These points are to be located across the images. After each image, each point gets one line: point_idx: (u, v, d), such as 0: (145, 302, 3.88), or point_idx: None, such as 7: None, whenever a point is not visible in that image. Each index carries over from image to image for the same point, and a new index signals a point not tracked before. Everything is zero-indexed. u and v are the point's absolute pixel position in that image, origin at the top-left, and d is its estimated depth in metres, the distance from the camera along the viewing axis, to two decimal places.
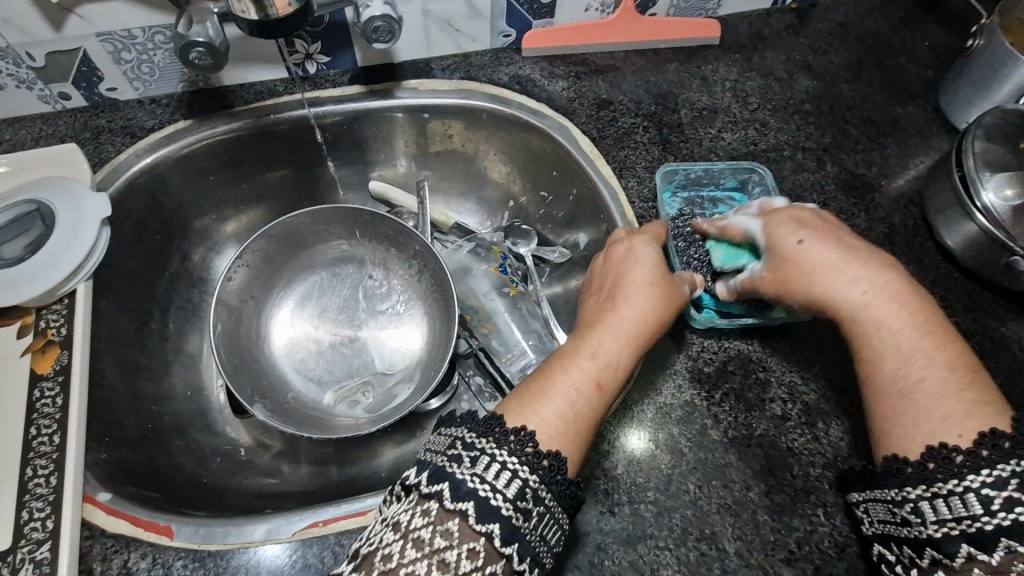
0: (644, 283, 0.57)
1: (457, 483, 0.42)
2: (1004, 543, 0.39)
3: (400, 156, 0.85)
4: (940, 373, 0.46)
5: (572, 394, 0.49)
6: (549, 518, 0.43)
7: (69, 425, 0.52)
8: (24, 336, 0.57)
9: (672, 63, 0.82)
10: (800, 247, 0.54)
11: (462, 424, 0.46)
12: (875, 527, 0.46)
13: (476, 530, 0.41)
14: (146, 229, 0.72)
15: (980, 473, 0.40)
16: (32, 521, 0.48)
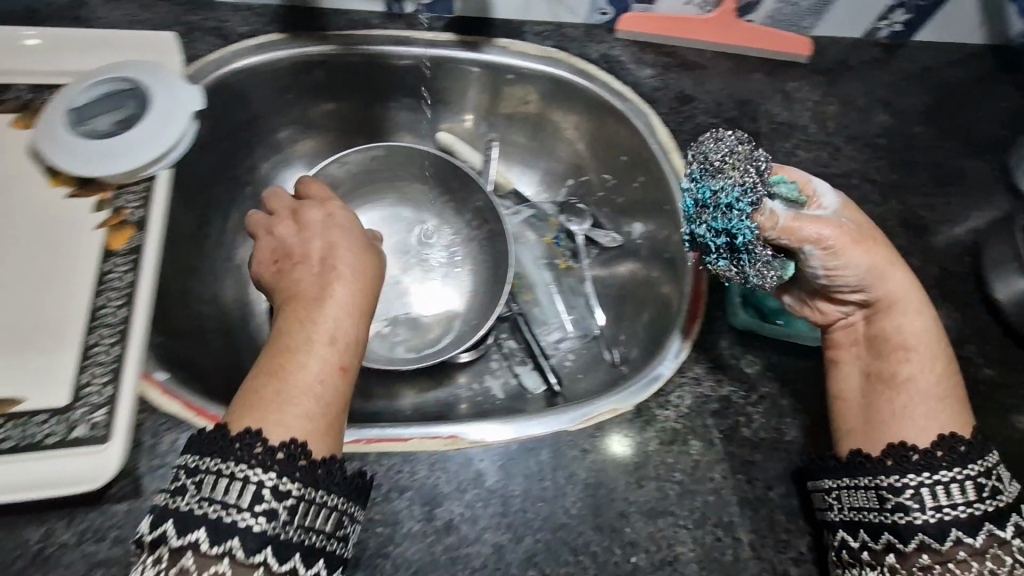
0: (358, 259, 0.55)
1: (183, 515, 0.40)
2: (988, 528, 0.46)
3: (470, 112, 0.85)
4: (930, 377, 0.50)
5: (313, 387, 0.47)
6: (304, 505, 0.42)
7: (136, 302, 0.53)
8: (101, 210, 0.57)
9: (757, 72, 0.83)
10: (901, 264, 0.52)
11: (188, 447, 0.43)
12: (841, 513, 0.50)
13: (212, 554, 0.40)
14: (220, 133, 0.72)
15: (929, 470, 0.47)
16: (91, 384, 0.49)
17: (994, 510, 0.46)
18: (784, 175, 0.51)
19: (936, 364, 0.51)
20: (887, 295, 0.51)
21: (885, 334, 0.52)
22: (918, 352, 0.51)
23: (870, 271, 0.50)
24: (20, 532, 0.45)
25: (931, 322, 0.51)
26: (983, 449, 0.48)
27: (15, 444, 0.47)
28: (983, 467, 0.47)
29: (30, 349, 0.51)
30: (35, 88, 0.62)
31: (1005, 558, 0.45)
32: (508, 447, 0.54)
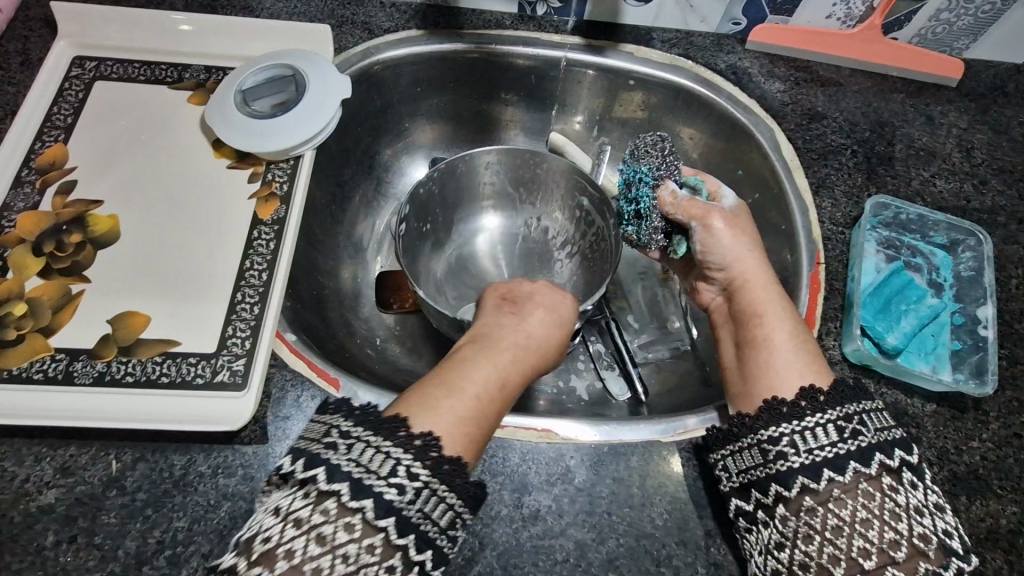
0: (537, 326, 0.58)
1: (333, 466, 0.40)
2: (852, 465, 0.45)
3: (581, 113, 0.85)
4: (791, 356, 0.52)
5: (466, 406, 0.47)
6: (428, 492, 0.41)
7: (277, 267, 0.59)
8: (253, 182, 0.64)
9: (898, 93, 0.77)
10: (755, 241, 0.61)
11: (340, 412, 0.44)
12: (733, 480, 0.50)
13: (350, 507, 0.39)
14: (357, 119, 0.78)
15: (816, 413, 0.48)
16: (235, 336, 0.55)
17: (856, 447, 0.46)
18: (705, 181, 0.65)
19: (792, 333, 0.54)
20: (732, 261, 0.59)
21: (754, 310, 0.57)
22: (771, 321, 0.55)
23: (739, 251, 0.59)
24: (167, 457, 0.51)
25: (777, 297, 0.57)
26: (853, 396, 0.49)
27: (170, 380, 0.53)
28: (844, 411, 0.47)
29: (186, 298, 0.57)
30: (209, 69, 0.71)
31: (876, 494, 0.45)
32: (598, 448, 0.54)
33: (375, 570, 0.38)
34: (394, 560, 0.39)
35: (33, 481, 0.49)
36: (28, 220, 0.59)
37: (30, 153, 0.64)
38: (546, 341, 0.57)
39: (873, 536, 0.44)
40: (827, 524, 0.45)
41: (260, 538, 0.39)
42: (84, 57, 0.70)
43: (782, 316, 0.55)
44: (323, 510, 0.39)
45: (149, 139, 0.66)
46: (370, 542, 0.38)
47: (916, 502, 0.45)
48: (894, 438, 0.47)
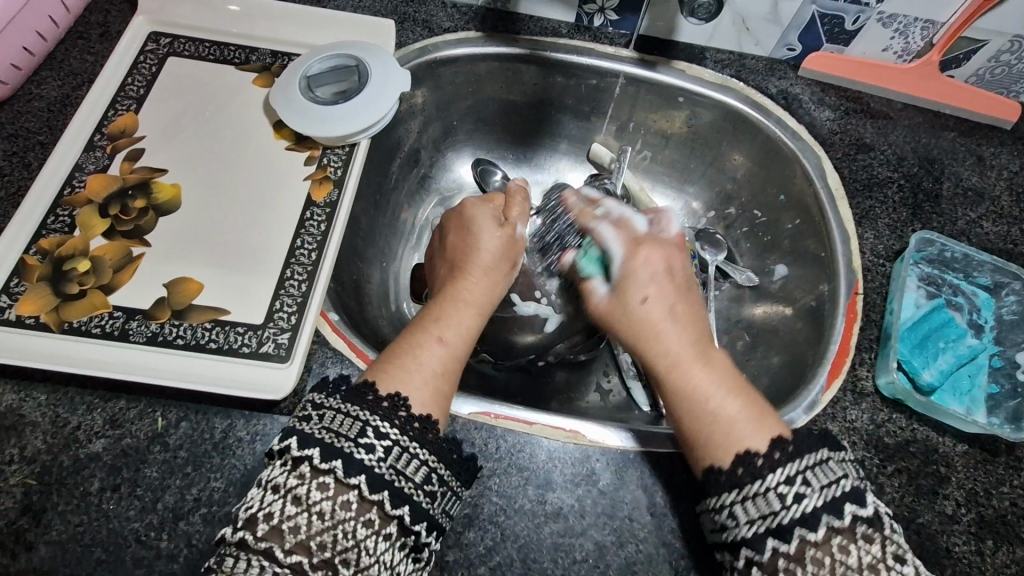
0: (484, 269, 0.64)
1: (304, 435, 0.45)
2: (825, 519, 0.42)
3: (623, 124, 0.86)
4: (723, 403, 0.50)
5: (429, 356, 0.54)
6: (399, 450, 0.46)
7: (326, 248, 0.61)
8: (309, 165, 0.66)
9: (950, 131, 0.77)
10: (642, 306, 0.57)
11: (320, 390, 0.50)
12: (725, 542, 0.46)
13: (321, 468, 0.43)
14: (409, 113, 0.80)
15: (764, 480, 0.44)
16: (282, 310, 0.57)
17: (824, 499, 0.43)
18: (663, 220, 0.66)
19: (724, 391, 0.51)
20: (644, 338, 0.56)
21: (680, 386, 0.52)
22: (688, 363, 0.53)
23: (655, 311, 0.57)
24: (208, 420, 0.53)
25: (722, 369, 0.53)
26: (805, 447, 0.45)
27: (217, 347, 0.55)
28: (811, 458, 0.45)
29: (238, 270, 0.59)
30: (275, 54, 0.73)
31: (851, 547, 0.41)
32: (623, 454, 0.55)
33: (353, 524, 0.43)
34: (372, 513, 0.44)
35: (83, 430, 0.52)
36: (98, 182, 0.63)
37: (103, 120, 0.67)
38: (491, 279, 0.64)
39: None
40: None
41: (247, 508, 0.44)
42: (160, 33, 0.73)
43: (704, 369, 0.52)
44: (320, 483, 0.43)
45: (215, 115, 0.69)
46: (345, 498, 0.43)
47: (896, 552, 0.41)
48: (859, 485, 0.44)
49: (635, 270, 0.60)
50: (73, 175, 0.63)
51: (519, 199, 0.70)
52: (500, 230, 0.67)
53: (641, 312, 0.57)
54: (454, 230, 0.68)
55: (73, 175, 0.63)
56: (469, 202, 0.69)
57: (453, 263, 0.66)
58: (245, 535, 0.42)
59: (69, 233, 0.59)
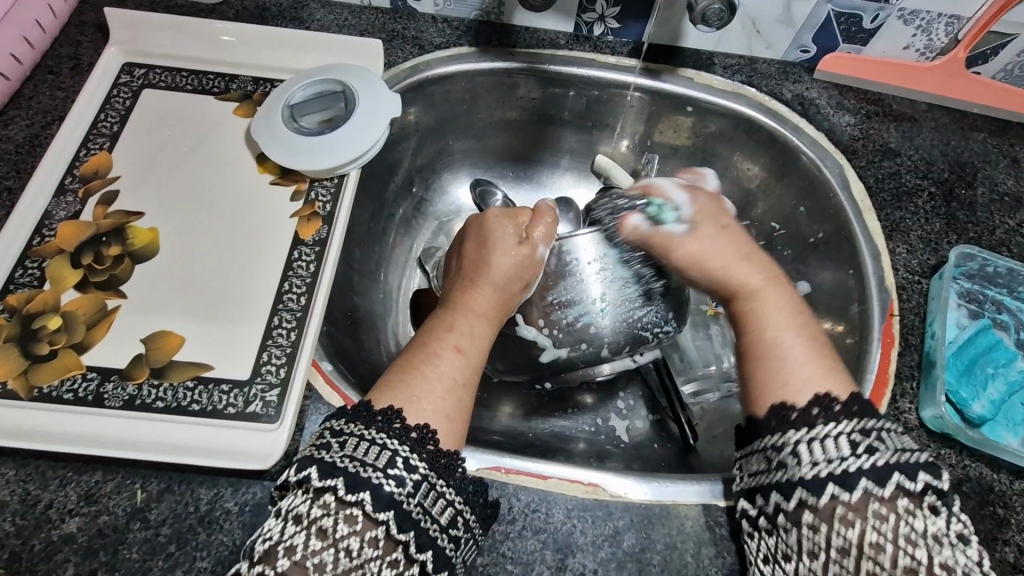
0: (495, 286, 0.57)
1: (327, 464, 0.41)
2: (865, 482, 0.40)
3: (627, 136, 0.81)
4: (800, 352, 0.48)
5: (443, 369, 0.49)
6: (427, 487, 0.42)
7: (316, 291, 0.56)
8: (296, 200, 0.62)
9: (981, 132, 0.72)
10: (704, 236, 0.58)
11: (339, 413, 0.45)
12: (745, 481, 0.47)
13: (347, 501, 0.40)
14: (402, 136, 0.75)
15: (830, 424, 0.43)
16: (270, 363, 0.53)
17: (871, 465, 0.41)
18: (657, 195, 0.62)
19: (806, 335, 0.50)
20: (721, 280, 0.56)
21: (749, 317, 0.53)
22: (760, 301, 0.53)
23: (722, 259, 0.56)
24: (193, 491, 0.48)
25: (789, 298, 0.53)
26: (873, 411, 0.44)
27: (200, 408, 0.51)
28: (861, 423, 0.43)
29: (222, 320, 0.55)
30: (256, 81, 0.69)
31: (888, 516, 0.39)
32: (648, 509, 0.50)
33: (377, 564, 0.39)
34: (396, 553, 0.40)
35: (56, 508, 0.47)
36: (69, 229, 0.58)
37: (75, 160, 0.62)
38: (502, 298, 0.57)
39: (886, 560, 0.38)
40: (834, 541, 0.40)
41: (262, 540, 0.40)
42: (134, 64, 0.69)
43: (779, 299, 0.53)
44: (346, 517, 0.40)
45: (193, 150, 0.64)
46: (373, 535, 0.40)
47: (936, 530, 0.39)
48: (918, 459, 0.41)
49: (703, 208, 0.60)
50: (43, 223, 0.58)
51: (550, 218, 0.62)
52: (519, 248, 0.59)
53: (730, 268, 0.55)
54: (473, 235, 0.61)
55: (42, 223, 0.58)
56: (490, 214, 0.61)
57: (464, 274, 0.59)
58: (263, 570, 0.38)
59: (38, 287, 0.55)
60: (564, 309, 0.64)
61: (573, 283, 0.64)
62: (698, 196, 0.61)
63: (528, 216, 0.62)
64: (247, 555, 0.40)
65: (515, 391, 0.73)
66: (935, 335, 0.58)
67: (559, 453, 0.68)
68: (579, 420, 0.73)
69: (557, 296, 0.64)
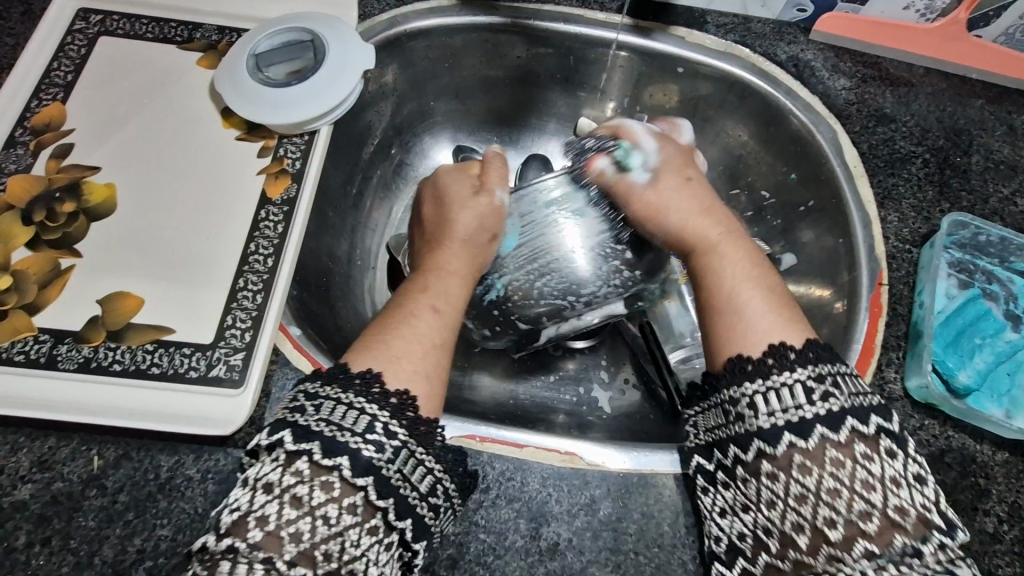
0: (461, 239, 0.55)
1: (301, 428, 0.39)
2: (850, 422, 0.40)
3: (616, 98, 0.78)
4: (758, 309, 0.47)
5: (415, 328, 0.47)
6: (406, 453, 0.40)
7: (284, 253, 0.54)
8: (263, 157, 0.58)
9: (978, 98, 0.69)
10: (653, 198, 0.55)
11: (312, 377, 0.43)
12: (700, 437, 0.47)
13: (324, 466, 0.38)
14: (379, 94, 0.71)
15: (783, 372, 0.43)
16: (234, 327, 0.50)
17: (825, 412, 0.41)
18: (625, 136, 0.59)
19: (767, 295, 0.48)
20: (681, 232, 0.54)
21: (703, 274, 0.51)
22: (720, 255, 0.51)
23: (681, 212, 0.54)
24: (153, 457, 0.46)
25: (749, 256, 0.51)
26: (830, 357, 0.43)
27: (161, 372, 0.49)
28: (816, 369, 0.42)
29: (184, 281, 0.52)
30: (222, 30, 0.64)
31: (845, 462, 0.39)
32: (626, 477, 0.49)
33: (356, 531, 0.38)
34: (376, 520, 0.39)
35: (7, 474, 0.45)
36: (18, 184, 0.54)
37: (25, 111, 0.58)
38: (471, 252, 0.55)
39: (841, 506, 0.39)
40: (789, 491, 0.40)
41: (229, 511, 0.38)
42: (89, 10, 0.64)
43: (734, 249, 0.51)
44: (322, 484, 0.38)
45: (154, 102, 0.60)
46: (351, 501, 0.38)
47: (893, 473, 0.39)
48: (871, 403, 0.41)
49: (664, 170, 0.57)
50: None
51: (501, 163, 0.60)
52: (476, 198, 0.57)
53: (738, 308, 0.47)
54: (429, 200, 0.60)
55: None
56: (443, 171, 0.60)
57: (431, 238, 0.57)
58: (233, 543, 0.36)
59: None
60: (525, 261, 0.58)
61: (537, 229, 0.58)
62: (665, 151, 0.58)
63: (479, 168, 0.60)
64: (215, 526, 0.38)
65: (496, 359, 0.72)
66: (924, 305, 0.56)
67: (538, 423, 0.66)
68: (560, 391, 0.72)
69: (518, 250, 0.58)
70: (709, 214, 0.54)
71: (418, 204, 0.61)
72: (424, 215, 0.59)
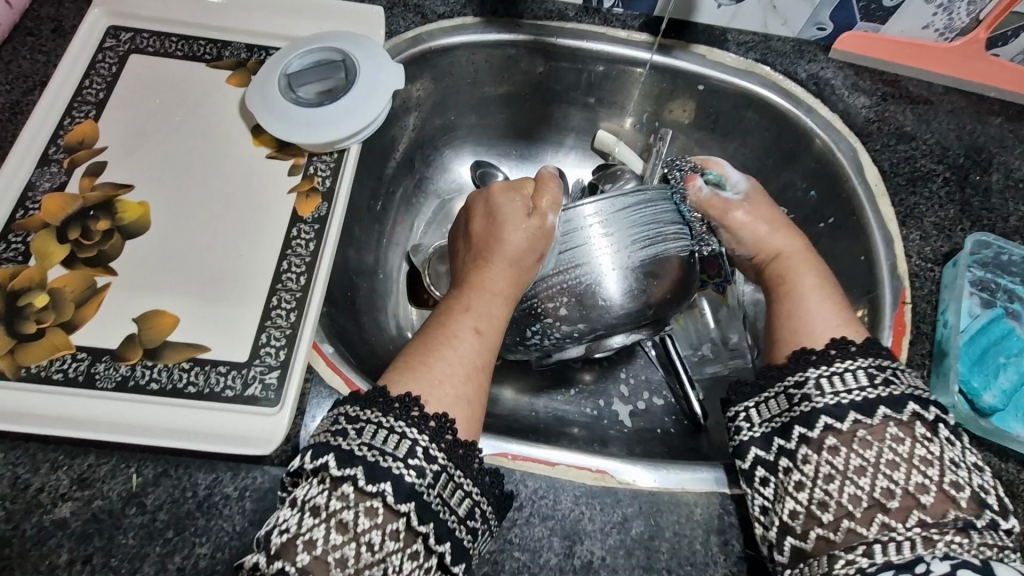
0: (509, 261, 0.55)
1: (345, 453, 0.40)
2: (884, 410, 0.42)
3: (636, 113, 0.78)
4: (824, 312, 0.51)
5: (462, 352, 0.48)
6: (446, 477, 0.40)
7: (316, 271, 0.54)
8: (294, 175, 0.59)
9: (997, 116, 0.70)
10: (743, 219, 0.60)
11: (349, 399, 0.43)
12: (755, 430, 0.47)
13: (368, 492, 0.39)
14: (403, 110, 0.72)
15: (848, 360, 0.45)
16: (269, 345, 0.51)
17: (890, 393, 0.43)
18: (714, 167, 0.62)
19: (829, 303, 0.52)
20: (761, 247, 0.59)
21: (787, 288, 0.55)
22: (811, 272, 0.55)
23: (770, 230, 0.59)
24: (191, 475, 0.47)
25: (821, 272, 0.55)
26: (882, 352, 0.46)
27: (197, 391, 0.49)
28: (876, 361, 0.45)
29: (218, 299, 0.53)
30: (250, 48, 0.65)
31: (906, 439, 0.41)
32: (657, 496, 0.50)
33: (398, 556, 0.39)
34: (417, 545, 0.39)
35: (47, 492, 0.45)
36: (54, 202, 0.55)
37: (59, 129, 0.59)
38: (518, 272, 0.55)
39: (899, 479, 0.40)
40: (851, 464, 0.41)
41: (278, 532, 0.38)
42: (120, 28, 0.65)
43: (812, 274, 0.55)
44: (366, 509, 0.39)
45: (186, 120, 0.61)
46: (393, 527, 0.39)
47: (951, 454, 0.41)
48: (928, 396, 0.44)
49: (757, 199, 0.61)
50: (26, 195, 0.56)
51: (554, 186, 0.58)
52: (529, 220, 0.56)
53: (815, 326, 0.50)
54: (479, 213, 0.59)
55: (26, 195, 0.56)
56: (494, 188, 0.60)
57: (477, 253, 0.58)
58: (284, 566, 0.37)
59: (23, 263, 0.52)
60: (560, 275, 0.58)
61: (577, 248, 0.57)
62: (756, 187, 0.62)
63: (531, 185, 0.59)
64: (264, 547, 0.39)
65: (519, 373, 0.73)
66: (949, 324, 0.57)
67: (561, 437, 0.67)
68: (581, 404, 0.72)
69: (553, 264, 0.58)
70: (786, 230, 0.59)
71: (466, 216, 0.61)
72: (472, 228, 0.59)
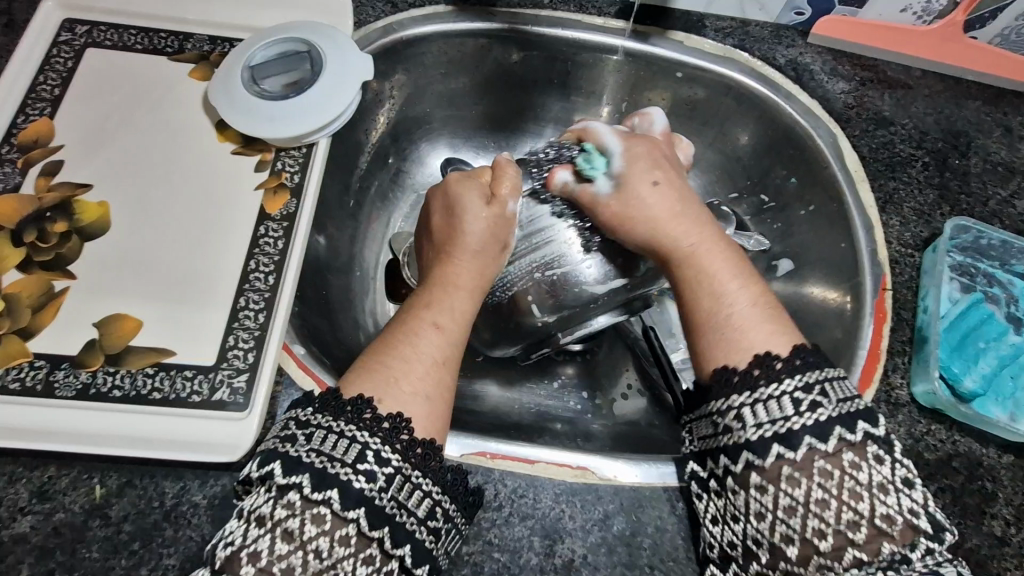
0: (472, 252, 0.55)
1: (291, 459, 0.38)
2: (838, 431, 0.40)
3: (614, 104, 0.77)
4: (746, 308, 0.46)
5: (422, 350, 0.46)
6: (400, 479, 0.39)
7: (285, 271, 0.53)
8: (261, 171, 0.57)
9: (975, 99, 0.69)
10: (649, 190, 0.54)
11: (300, 402, 0.42)
12: (695, 444, 0.46)
13: (315, 499, 0.37)
14: (375, 102, 0.70)
15: (771, 384, 0.42)
16: (236, 348, 0.49)
17: (814, 420, 0.40)
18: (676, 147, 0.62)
19: (750, 297, 0.47)
20: (658, 241, 0.52)
21: (701, 271, 0.49)
22: (705, 257, 0.50)
23: (656, 209, 0.53)
24: (157, 484, 0.45)
25: (730, 253, 0.50)
26: (819, 361, 0.43)
27: (162, 396, 0.47)
28: (804, 378, 0.42)
29: (184, 302, 0.51)
30: (213, 40, 0.63)
31: (834, 472, 0.39)
32: (639, 491, 0.49)
33: (350, 562, 0.37)
34: (371, 549, 0.38)
35: (6, 506, 0.44)
36: (8, 205, 0.53)
37: (12, 127, 0.57)
38: (481, 264, 0.55)
39: (829, 517, 0.39)
40: (779, 502, 0.40)
41: (223, 545, 0.37)
42: (75, 20, 0.62)
43: (717, 261, 0.49)
44: (313, 517, 0.37)
45: (146, 115, 0.59)
46: (343, 533, 0.37)
47: (882, 479, 0.39)
48: (858, 408, 0.41)
49: (637, 160, 0.56)
50: None
51: (512, 172, 0.57)
52: (488, 208, 0.56)
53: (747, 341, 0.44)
54: (437, 206, 0.58)
55: None
56: (451, 178, 0.58)
57: (438, 247, 0.56)
58: None
59: None
60: (530, 260, 0.59)
61: (543, 232, 0.59)
62: (638, 145, 0.57)
63: (489, 173, 0.58)
64: (210, 559, 0.37)
65: (501, 369, 0.72)
66: (927, 310, 0.57)
67: (543, 433, 0.65)
68: (564, 399, 0.71)
69: (517, 250, 0.59)
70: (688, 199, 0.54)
71: (426, 209, 0.60)
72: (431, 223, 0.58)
